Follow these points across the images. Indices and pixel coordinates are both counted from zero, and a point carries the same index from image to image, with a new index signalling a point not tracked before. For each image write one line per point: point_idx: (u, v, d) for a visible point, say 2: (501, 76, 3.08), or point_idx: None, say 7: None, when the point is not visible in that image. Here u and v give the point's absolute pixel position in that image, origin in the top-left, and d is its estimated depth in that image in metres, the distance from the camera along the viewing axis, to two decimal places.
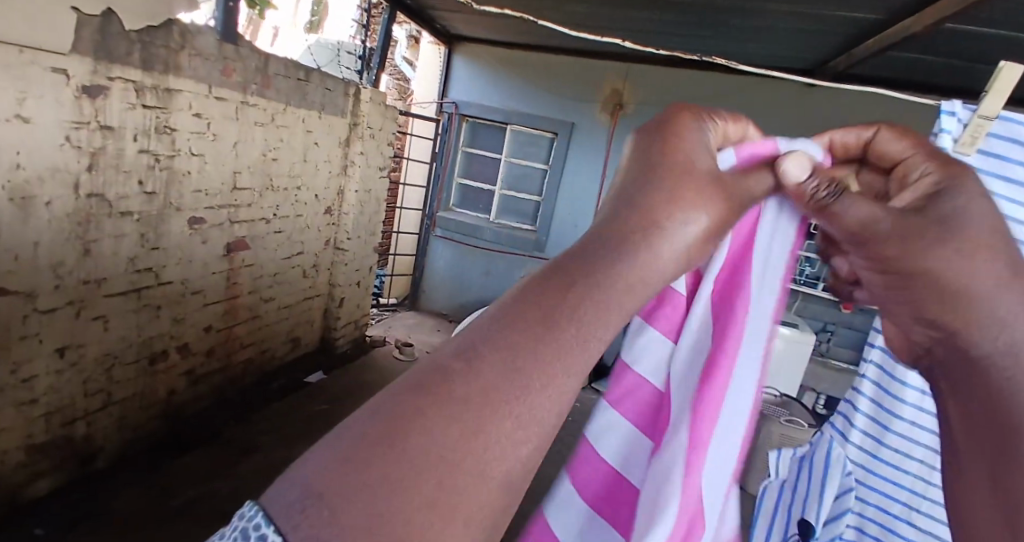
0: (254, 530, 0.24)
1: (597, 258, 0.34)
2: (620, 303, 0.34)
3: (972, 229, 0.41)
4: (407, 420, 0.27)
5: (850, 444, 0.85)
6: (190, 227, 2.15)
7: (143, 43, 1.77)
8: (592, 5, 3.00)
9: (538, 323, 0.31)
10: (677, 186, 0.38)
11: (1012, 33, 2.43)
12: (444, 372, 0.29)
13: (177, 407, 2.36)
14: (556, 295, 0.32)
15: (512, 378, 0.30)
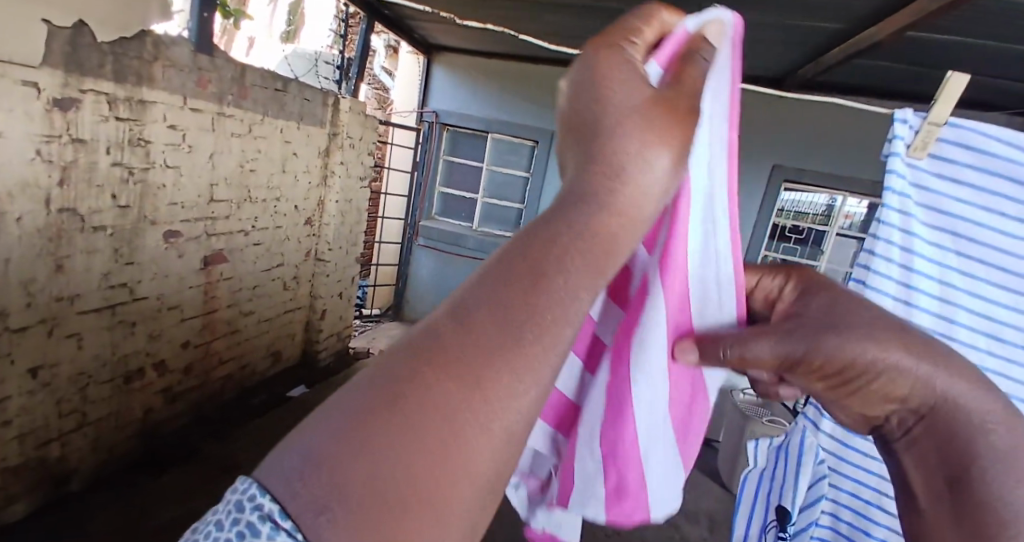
0: (251, 501, 0.26)
1: (565, 214, 0.32)
2: (593, 266, 0.32)
3: (852, 318, 0.52)
4: (405, 385, 0.28)
5: (822, 433, 0.89)
6: (165, 241, 2.11)
7: (115, 55, 1.74)
8: (569, 16, 3.04)
9: (526, 278, 0.30)
10: (643, 123, 0.34)
11: (972, 41, 2.53)
12: (438, 335, 0.29)
13: (154, 425, 2.29)
14: (544, 249, 0.31)
15: (507, 335, 0.29)
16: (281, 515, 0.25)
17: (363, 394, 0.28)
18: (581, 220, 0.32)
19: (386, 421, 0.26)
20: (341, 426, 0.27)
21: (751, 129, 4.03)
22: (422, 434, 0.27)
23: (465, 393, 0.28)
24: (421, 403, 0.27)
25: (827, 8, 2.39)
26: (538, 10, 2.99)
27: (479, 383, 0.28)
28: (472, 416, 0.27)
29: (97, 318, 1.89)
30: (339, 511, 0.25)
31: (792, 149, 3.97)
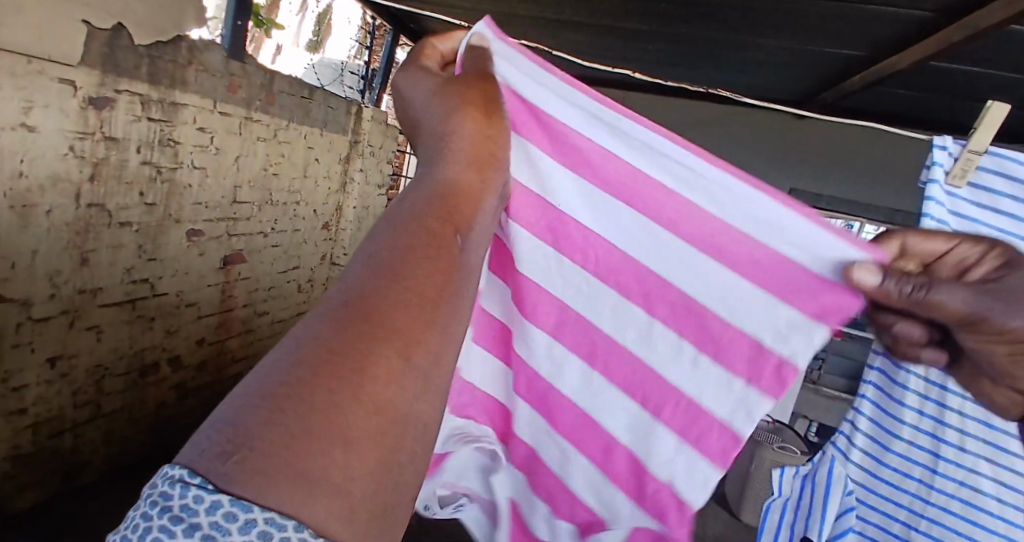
0: (165, 477, 0.27)
1: (419, 178, 0.47)
2: (444, 206, 0.45)
3: None
4: (313, 347, 0.32)
5: (851, 463, 1.06)
6: (187, 239, 2.15)
7: (151, 58, 1.80)
8: (590, 35, 3.07)
9: (399, 239, 0.39)
10: (449, 108, 0.53)
11: (997, 72, 2.51)
12: (333, 304, 0.35)
13: (166, 421, 2.32)
14: (410, 225, 0.41)
15: (389, 282, 0.36)
16: (190, 475, 0.27)
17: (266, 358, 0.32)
18: (421, 183, 0.47)
19: (289, 364, 0.31)
20: (246, 386, 0.30)
21: (768, 152, 4.04)
22: (322, 371, 0.31)
23: (358, 326, 0.33)
24: (319, 337, 0.32)
25: (848, 35, 2.40)
26: (559, 28, 3.04)
27: (374, 314, 0.34)
28: (369, 340, 0.33)
29: (118, 312, 1.93)
30: (246, 453, 0.27)
31: (808, 174, 3.97)
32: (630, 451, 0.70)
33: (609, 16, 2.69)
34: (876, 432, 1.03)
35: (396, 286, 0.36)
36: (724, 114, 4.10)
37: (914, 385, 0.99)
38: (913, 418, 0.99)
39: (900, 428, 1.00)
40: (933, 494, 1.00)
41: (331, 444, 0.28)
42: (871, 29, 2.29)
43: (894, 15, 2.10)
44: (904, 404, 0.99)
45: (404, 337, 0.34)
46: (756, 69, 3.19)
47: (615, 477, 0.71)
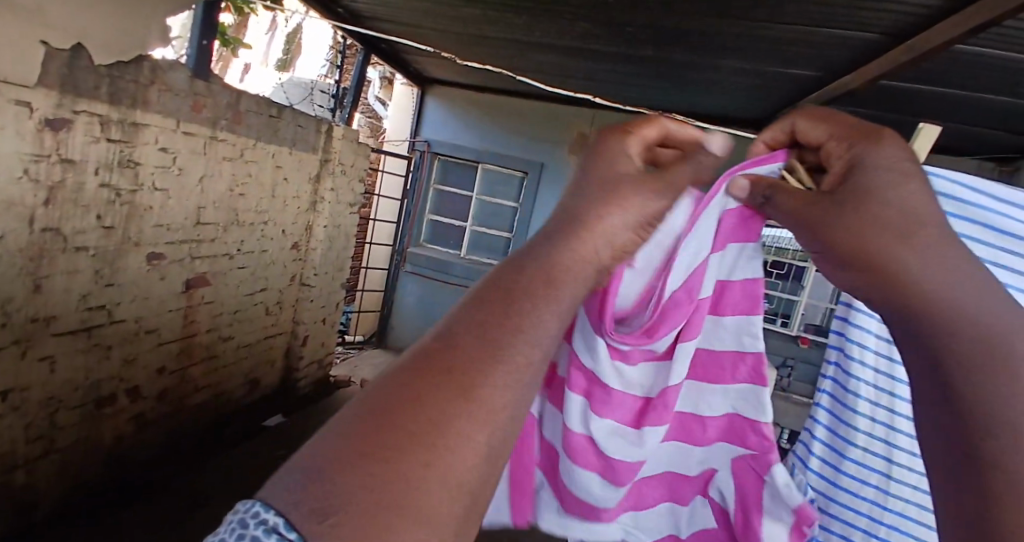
0: (253, 516, 0.31)
1: (566, 227, 0.48)
2: (572, 266, 0.46)
3: (884, 194, 0.50)
4: (400, 408, 0.36)
5: (811, 472, 0.84)
6: (148, 262, 2.08)
7: (112, 78, 1.76)
8: (559, 55, 3.13)
9: (497, 302, 0.41)
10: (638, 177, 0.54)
11: (942, 91, 2.65)
12: (426, 360, 0.38)
13: (124, 454, 2.21)
14: (507, 286, 0.43)
15: (484, 355, 0.39)
16: (286, 528, 0.30)
17: (355, 414, 0.36)
18: (563, 243, 0.46)
19: (384, 422, 0.35)
20: (336, 441, 0.34)
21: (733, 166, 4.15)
22: (402, 438, 0.34)
23: (444, 402, 0.36)
24: (409, 412, 0.35)
25: (804, 56, 2.50)
26: (528, 48, 3.09)
27: (464, 387, 0.37)
28: (454, 411, 0.36)
29: (73, 340, 1.85)
30: (339, 518, 0.30)
31: None
32: (684, 413, 0.74)
33: (577, 37, 2.75)
34: (831, 439, 0.83)
35: (492, 368, 0.38)
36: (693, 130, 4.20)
37: (870, 376, 0.80)
38: (869, 416, 0.81)
39: (852, 433, 0.82)
40: (889, 501, 0.81)
41: (414, 523, 0.32)
42: (825, 51, 2.39)
43: (848, 38, 2.19)
44: (854, 398, 0.81)
45: (485, 420, 0.37)
46: (718, 89, 3.30)
47: (694, 435, 0.74)
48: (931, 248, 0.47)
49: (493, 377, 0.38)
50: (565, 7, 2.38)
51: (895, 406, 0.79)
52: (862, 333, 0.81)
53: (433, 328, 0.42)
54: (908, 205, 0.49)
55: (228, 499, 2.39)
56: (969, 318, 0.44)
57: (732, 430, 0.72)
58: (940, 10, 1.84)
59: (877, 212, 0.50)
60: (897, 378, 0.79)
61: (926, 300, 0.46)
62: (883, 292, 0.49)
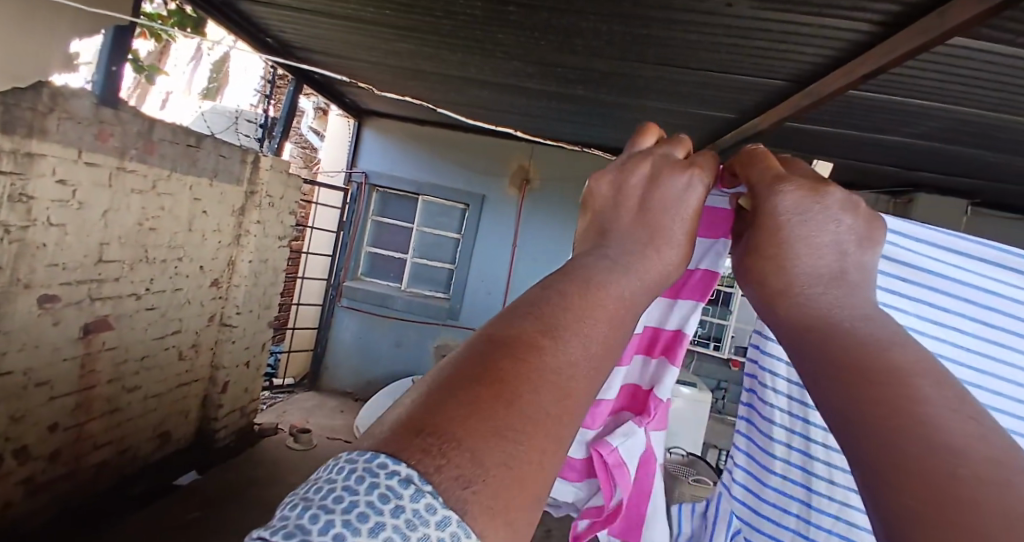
0: (383, 467, 0.28)
1: (652, 242, 0.52)
2: (656, 275, 0.50)
3: (788, 231, 0.55)
4: (517, 381, 0.35)
5: (736, 498, 0.86)
6: (39, 307, 1.87)
7: (6, 105, 1.61)
8: (493, 92, 3.20)
9: (590, 297, 0.43)
10: (658, 219, 0.53)
11: (840, 132, 2.93)
12: (538, 343, 0.38)
13: (8, 528, 1.93)
14: (599, 282, 0.45)
15: (587, 349, 0.40)
16: (422, 480, 0.28)
17: (464, 383, 0.34)
18: (639, 257, 0.50)
19: (507, 395, 0.34)
20: (453, 408, 0.32)
21: None
22: (525, 413, 0.34)
23: (555, 386, 0.37)
24: (527, 392, 0.35)
25: (720, 100, 2.70)
26: (464, 85, 3.14)
27: (566, 376, 0.38)
28: (563, 398, 0.37)
29: None
30: (481, 483, 0.29)
31: None
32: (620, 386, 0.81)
33: (511, 76, 2.83)
34: (751, 468, 0.85)
35: (584, 362, 0.39)
36: None
37: (784, 403, 0.82)
38: (785, 443, 0.82)
39: (773, 460, 0.83)
40: (813, 533, 0.80)
41: (527, 506, 0.31)
42: (739, 96, 2.59)
43: (759, 83, 2.39)
44: (772, 426, 0.83)
45: (577, 412, 0.38)
46: None
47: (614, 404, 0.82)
48: (839, 283, 0.52)
49: (581, 374, 0.39)
50: (498, 47, 2.45)
51: (810, 432, 0.80)
52: (773, 361, 0.82)
53: (518, 309, 0.41)
54: (833, 251, 0.54)
55: None
56: (846, 321, 0.48)
57: (632, 399, 0.81)
58: (834, 59, 2.05)
59: (805, 256, 0.54)
60: (809, 404, 0.80)
61: (819, 320, 0.49)
62: (797, 317, 0.51)
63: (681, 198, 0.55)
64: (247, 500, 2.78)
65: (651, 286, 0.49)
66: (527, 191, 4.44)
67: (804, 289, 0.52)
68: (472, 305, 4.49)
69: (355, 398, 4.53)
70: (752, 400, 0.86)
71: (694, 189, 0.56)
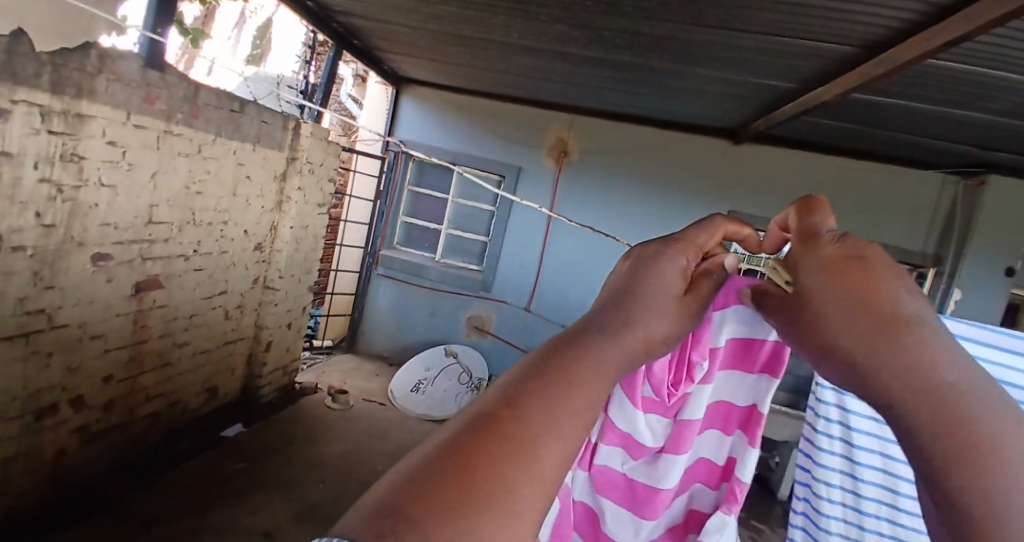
0: None
1: (626, 320, 0.52)
2: (632, 343, 0.50)
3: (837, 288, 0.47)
4: (481, 457, 0.35)
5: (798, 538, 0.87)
6: (93, 264, 1.96)
7: (56, 66, 1.65)
8: (534, 57, 3.10)
9: (559, 377, 0.44)
10: (634, 305, 0.53)
11: (910, 104, 2.71)
12: (501, 419, 0.39)
13: (68, 471, 2.06)
14: (569, 359, 0.46)
15: (554, 420, 0.41)
16: None
17: (432, 464, 0.34)
18: (611, 332, 0.50)
19: (469, 475, 0.34)
20: (415, 488, 0.32)
21: (700, 175, 4.20)
22: (489, 487, 0.34)
23: (517, 455, 0.37)
24: (497, 470, 0.35)
25: (778, 68, 2.53)
26: (505, 50, 3.05)
27: (528, 448, 0.38)
28: (524, 468, 0.36)
29: (9, 348, 1.71)
30: None
31: (747, 194, 4.15)
32: (692, 463, 0.76)
33: (555, 40, 2.71)
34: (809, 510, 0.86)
35: (555, 436, 0.40)
36: (668, 136, 4.20)
37: (837, 466, 0.85)
38: (840, 485, 0.84)
39: (826, 520, 0.84)
40: None
41: None
42: (798, 63, 2.42)
43: (822, 49, 2.21)
44: (825, 486, 0.84)
45: (549, 482, 0.38)
46: (693, 97, 3.29)
47: (686, 481, 0.76)
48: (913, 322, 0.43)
49: (550, 445, 0.39)
50: (542, 9, 2.34)
51: (858, 471, 0.83)
52: (826, 423, 0.86)
53: (493, 393, 0.42)
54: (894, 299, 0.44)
55: (178, 514, 2.25)
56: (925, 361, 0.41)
57: (704, 468, 0.76)
58: (912, 23, 1.86)
59: (826, 310, 0.47)
60: (855, 445, 0.84)
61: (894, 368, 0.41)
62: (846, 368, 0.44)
63: (656, 292, 0.55)
64: (286, 455, 2.90)
65: (630, 357, 0.50)
66: (564, 162, 4.34)
67: (844, 337, 0.45)
68: (506, 277, 4.48)
69: (390, 363, 4.64)
70: (805, 449, 0.90)
71: (673, 281, 0.57)
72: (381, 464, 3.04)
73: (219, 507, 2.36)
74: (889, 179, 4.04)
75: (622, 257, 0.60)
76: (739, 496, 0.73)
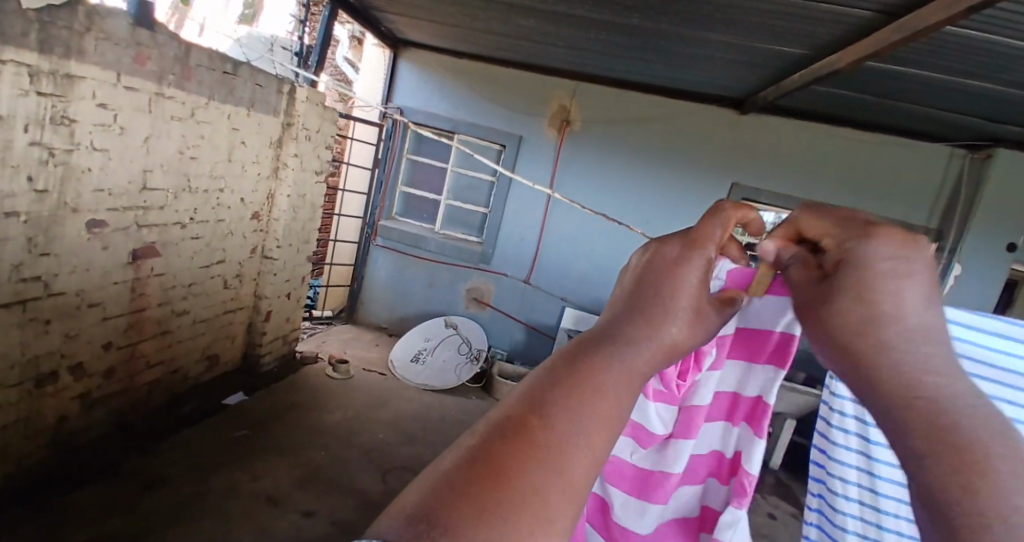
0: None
1: (655, 326, 0.50)
2: (660, 346, 0.49)
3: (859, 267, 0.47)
4: (509, 465, 0.38)
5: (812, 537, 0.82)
6: (88, 231, 1.93)
7: (42, 24, 1.58)
8: (539, 21, 3.01)
9: (582, 378, 0.45)
10: (662, 307, 0.51)
11: (924, 74, 2.64)
12: (528, 426, 0.41)
13: (70, 437, 2.08)
14: (596, 361, 0.47)
15: (576, 425, 0.42)
16: None
17: (461, 473, 0.36)
18: (633, 331, 0.49)
19: (496, 481, 0.36)
20: (445, 497, 0.35)
21: (703, 147, 4.14)
22: (516, 493, 0.36)
23: (540, 466, 0.39)
24: (518, 481, 0.37)
25: (792, 34, 2.45)
26: (508, 12, 2.95)
27: (551, 457, 0.40)
28: (548, 476, 0.39)
29: (6, 314, 1.70)
30: None
31: (751, 166, 4.10)
32: (703, 453, 0.77)
33: (560, 2, 2.63)
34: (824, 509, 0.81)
35: (582, 442, 0.42)
36: (673, 105, 4.12)
37: (854, 461, 0.77)
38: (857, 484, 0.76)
39: (842, 518, 0.77)
40: None
41: None
42: (814, 28, 2.35)
43: (840, 13, 2.14)
44: (840, 484, 0.77)
45: (574, 490, 0.40)
46: (701, 63, 3.21)
47: (698, 475, 0.77)
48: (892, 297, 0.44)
49: (570, 450, 0.41)
50: None
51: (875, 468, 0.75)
52: (840, 416, 0.79)
53: (519, 396, 0.44)
54: (890, 273, 0.45)
55: (184, 479, 2.28)
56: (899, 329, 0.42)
57: (719, 465, 0.76)
58: None
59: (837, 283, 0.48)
60: (871, 438, 0.76)
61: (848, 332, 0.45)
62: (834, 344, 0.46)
63: (681, 305, 0.52)
64: (289, 422, 2.93)
65: (655, 359, 0.49)
66: (566, 132, 4.26)
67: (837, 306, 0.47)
68: (505, 249, 4.45)
69: (389, 333, 4.67)
70: (820, 445, 0.82)
71: (696, 278, 0.54)
72: (382, 432, 3.08)
73: (225, 471, 2.40)
74: (894, 153, 3.99)
75: (639, 249, 0.58)
76: (747, 488, 0.71)
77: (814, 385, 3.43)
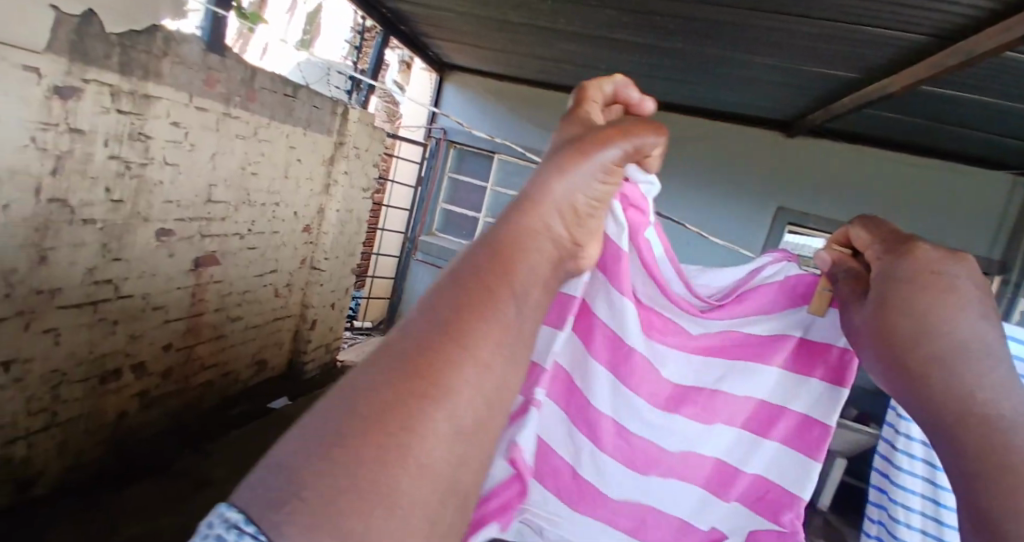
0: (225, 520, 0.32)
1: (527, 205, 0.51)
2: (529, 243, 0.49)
3: (919, 284, 0.56)
4: (368, 408, 0.37)
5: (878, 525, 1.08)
6: (156, 239, 2.06)
7: (124, 47, 1.73)
8: (582, 45, 3.06)
9: (457, 301, 0.43)
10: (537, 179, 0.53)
11: (986, 99, 2.53)
12: (390, 360, 0.40)
13: (126, 432, 2.20)
14: (479, 280, 0.45)
15: (444, 351, 0.40)
16: (246, 523, 0.32)
17: (321, 423, 0.37)
18: (515, 239, 0.49)
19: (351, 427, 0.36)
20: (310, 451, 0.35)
21: (746, 169, 4.07)
22: (370, 437, 0.35)
23: (400, 400, 0.37)
24: (376, 415, 0.36)
25: (841, 57, 2.41)
26: (548, 35, 3.02)
27: (413, 392, 0.38)
28: (409, 408, 0.37)
29: (77, 314, 1.83)
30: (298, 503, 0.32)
31: (798, 190, 3.99)
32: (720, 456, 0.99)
33: (602, 26, 2.68)
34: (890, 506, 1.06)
35: (456, 360, 0.40)
36: (715, 128, 4.10)
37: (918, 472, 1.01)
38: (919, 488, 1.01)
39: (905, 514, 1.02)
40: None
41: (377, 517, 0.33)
42: (865, 51, 2.29)
43: (892, 36, 2.10)
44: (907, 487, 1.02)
45: (447, 414, 0.38)
46: (744, 86, 3.18)
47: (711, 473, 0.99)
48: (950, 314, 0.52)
49: (447, 376, 0.39)
50: None
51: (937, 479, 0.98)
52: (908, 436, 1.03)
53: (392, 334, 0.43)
54: (951, 291, 0.54)
55: (227, 479, 2.36)
56: (964, 346, 0.50)
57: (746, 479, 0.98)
58: (990, 10, 1.75)
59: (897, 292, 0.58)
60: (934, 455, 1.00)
61: (916, 340, 0.53)
62: (895, 349, 0.55)
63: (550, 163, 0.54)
64: None
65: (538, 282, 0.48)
66: None
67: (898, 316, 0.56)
68: None
69: None
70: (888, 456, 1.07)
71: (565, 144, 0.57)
72: None
73: None
74: (950, 178, 3.82)
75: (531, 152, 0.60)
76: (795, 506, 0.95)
77: (866, 421, 3.24)
